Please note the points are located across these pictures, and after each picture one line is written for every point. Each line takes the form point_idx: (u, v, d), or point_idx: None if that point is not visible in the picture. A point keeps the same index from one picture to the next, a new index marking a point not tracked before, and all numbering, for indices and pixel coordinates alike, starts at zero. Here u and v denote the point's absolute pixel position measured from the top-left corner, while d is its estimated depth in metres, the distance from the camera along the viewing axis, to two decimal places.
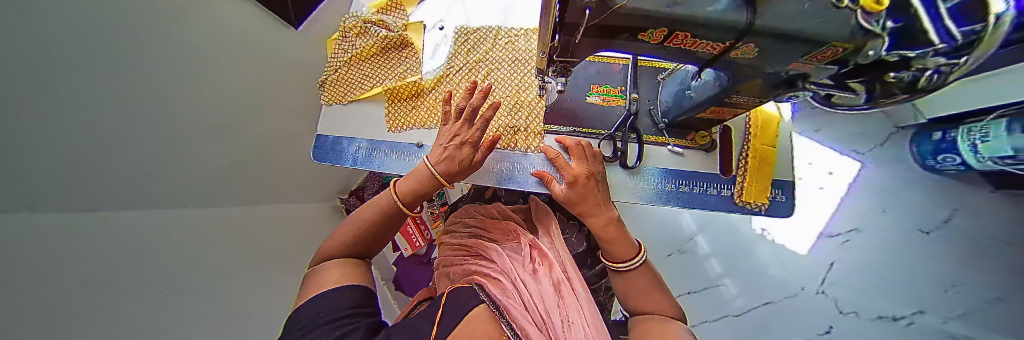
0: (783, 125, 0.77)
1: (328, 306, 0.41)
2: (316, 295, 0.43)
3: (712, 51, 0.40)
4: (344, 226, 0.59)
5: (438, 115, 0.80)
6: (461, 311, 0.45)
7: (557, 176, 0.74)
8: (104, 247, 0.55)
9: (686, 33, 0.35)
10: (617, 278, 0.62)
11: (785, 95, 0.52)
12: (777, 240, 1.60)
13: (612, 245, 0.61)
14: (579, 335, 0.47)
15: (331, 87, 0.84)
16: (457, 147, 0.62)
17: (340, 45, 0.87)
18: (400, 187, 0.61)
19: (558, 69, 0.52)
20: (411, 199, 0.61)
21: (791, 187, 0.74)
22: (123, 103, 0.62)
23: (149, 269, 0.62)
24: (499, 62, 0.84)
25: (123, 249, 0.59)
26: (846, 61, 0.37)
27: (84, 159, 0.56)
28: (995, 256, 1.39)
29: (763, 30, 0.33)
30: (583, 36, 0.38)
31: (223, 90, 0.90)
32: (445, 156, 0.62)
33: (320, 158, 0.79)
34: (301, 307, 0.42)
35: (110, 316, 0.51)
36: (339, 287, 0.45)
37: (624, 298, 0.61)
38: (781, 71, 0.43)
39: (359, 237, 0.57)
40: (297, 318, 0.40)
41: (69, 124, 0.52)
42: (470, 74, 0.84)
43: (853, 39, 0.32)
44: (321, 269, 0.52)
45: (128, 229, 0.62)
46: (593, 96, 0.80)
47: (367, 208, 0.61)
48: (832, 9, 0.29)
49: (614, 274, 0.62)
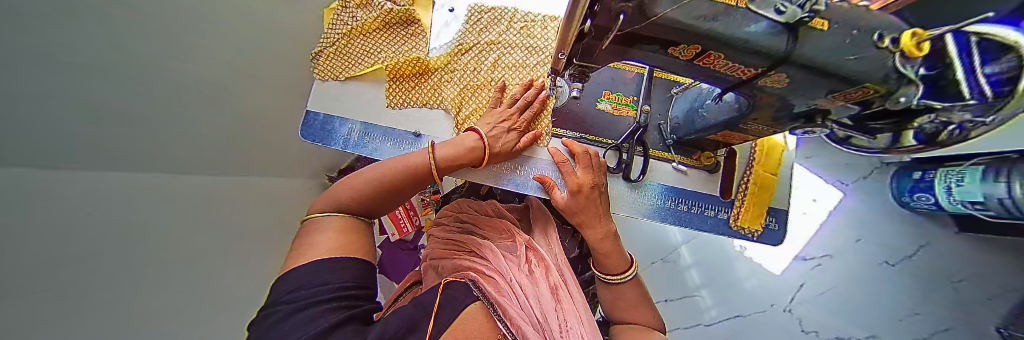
0: (786, 154, 0.77)
1: (326, 279, 0.34)
2: (310, 262, 0.36)
3: (741, 75, 0.38)
4: (367, 173, 0.54)
5: (444, 95, 0.77)
6: (459, 306, 0.44)
7: (558, 182, 0.72)
8: (65, 223, 0.50)
9: (720, 53, 0.33)
10: (602, 287, 0.62)
11: (800, 128, 0.51)
12: (754, 258, 1.65)
13: (607, 258, 0.61)
14: (575, 334, 0.50)
15: (328, 58, 0.78)
16: (507, 132, 0.67)
17: (339, 16, 0.81)
18: (437, 152, 0.59)
19: (575, 72, 0.49)
20: (447, 166, 0.60)
21: (785, 216, 0.75)
22: (72, 48, 0.54)
23: (114, 243, 0.57)
24: (512, 46, 0.81)
25: (86, 226, 0.54)
26: (872, 102, 0.35)
27: (35, 111, 0.49)
28: (944, 291, 1.50)
29: (799, 63, 0.32)
30: (611, 42, 0.35)
31: (211, 51, 0.83)
32: (492, 135, 0.64)
33: (307, 135, 0.73)
34: (289, 275, 0.35)
35: (67, 295, 0.47)
36: (338, 258, 0.38)
37: (608, 309, 0.61)
38: (803, 104, 0.41)
39: (377, 193, 0.52)
40: (284, 289, 0.33)
41: (17, 69, 0.45)
42: (480, 55, 0.80)
43: (887, 83, 0.30)
44: (321, 222, 0.45)
45: (90, 198, 0.57)
46: (604, 103, 0.77)
47: (391, 162, 0.56)
48: (875, 48, 0.28)
49: (602, 284, 0.62)
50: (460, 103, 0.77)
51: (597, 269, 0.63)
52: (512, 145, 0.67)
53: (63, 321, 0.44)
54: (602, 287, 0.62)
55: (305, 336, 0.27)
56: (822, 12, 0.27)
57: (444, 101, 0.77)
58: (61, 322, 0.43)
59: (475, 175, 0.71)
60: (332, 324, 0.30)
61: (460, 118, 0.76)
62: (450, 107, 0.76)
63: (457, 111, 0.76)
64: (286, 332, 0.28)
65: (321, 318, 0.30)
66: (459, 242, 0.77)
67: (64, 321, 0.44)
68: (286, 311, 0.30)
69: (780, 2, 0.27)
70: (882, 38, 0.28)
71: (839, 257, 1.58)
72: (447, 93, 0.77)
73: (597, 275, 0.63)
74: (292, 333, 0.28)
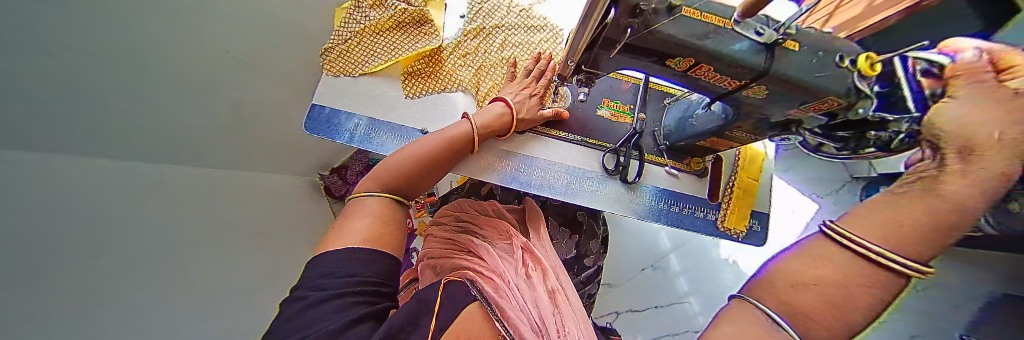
0: (767, 162, 0.84)
1: (353, 271, 0.38)
2: (343, 248, 0.41)
3: (728, 86, 0.42)
4: (409, 150, 0.59)
5: (460, 77, 0.81)
6: (459, 305, 0.43)
7: (571, 177, 0.76)
8: (17, 213, 0.46)
9: (710, 66, 0.37)
10: (860, 290, 0.18)
11: (778, 136, 0.57)
12: (739, 266, 1.72)
13: (937, 225, 0.18)
14: (574, 334, 0.54)
15: (340, 54, 0.79)
16: (527, 98, 0.73)
17: (352, 15, 0.83)
18: (474, 119, 0.67)
19: (582, 78, 0.52)
20: (483, 131, 0.67)
21: (767, 219, 0.80)
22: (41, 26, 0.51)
23: (80, 238, 0.54)
24: (515, 28, 0.87)
25: (38, 216, 0.49)
26: (837, 115, 0.40)
27: None
28: None
29: (779, 78, 0.36)
30: (618, 52, 0.39)
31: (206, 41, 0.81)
32: (516, 101, 0.71)
33: (311, 129, 0.72)
34: (324, 257, 0.40)
35: (22, 292, 0.42)
36: (372, 250, 0.42)
37: (815, 325, 0.18)
38: (779, 115, 0.47)
39: (417, 169, 0.57)
40: (321, 271, 0.38)
41: None
42: (488, 39, 0.86)
43: (851, 95, 0.35)
44: (365, 202, 0.50)
45: (40, 187, 0.52)
46: (603, 110, 0.82)
47: (423, 141, 0.61)
48: (838, 68, 0.35)
49: (881, 293, 0.18)
50: (477, 82, 0.81)
51: (895, 248, 0.18)
52: (535, 109, 0.74)
53: (17, 320, 0.39)
54: (864, 287, 0.18)
55: (327, 328, 0.32)
56: (792, 36, 0.34)
57: (461, 84, 0.81)
58: (20, 317, 0.40)
59: (480, 171, 0.73)
60: (352, 320, 0.34)
61: (481, 94, 0.81)
62: (469, 89, 0.81)
63: (477, 91, 0.81)
64: (317, 318, 0.33)
65: (344, 311, 0.34)
66: (457, 241, 0.78)
67: (25, 316, 0.41)
68: (318, 296, 0.35)
69: (758, 26, 0.34)
70: (843, 59, 0.35)
71: None
72: (463, 77, 0.82)
73: (874, 256, 0.18)
74: (321, 319, 0.33)
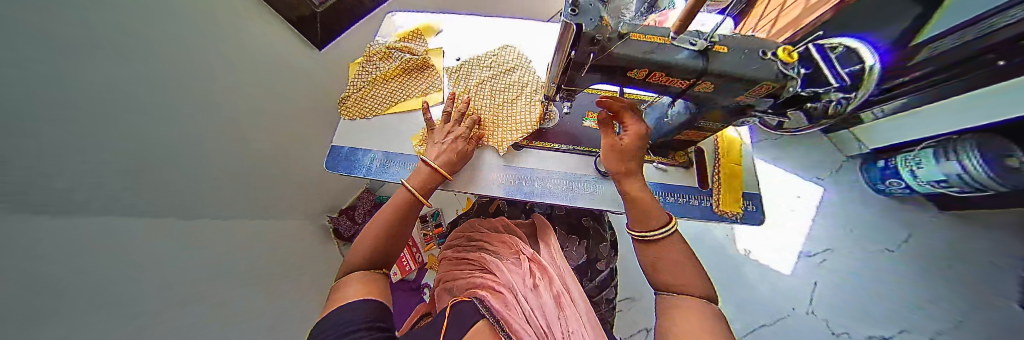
0: (745, 147, 0.91)
1: (350, 317, 0.41)
2: (337, 308, 0.44)
3: (681, 85, 0.50)
4: (364, 232, 0.61)
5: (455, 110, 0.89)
6: (465, 323, 0.44)
7: (561, 197, 0.80)
8: (64, 265, 0.51)
9: (661, 72, 0.46)
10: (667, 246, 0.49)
11: (740, 120, 0.65)
12: (761, 260, 1.67)
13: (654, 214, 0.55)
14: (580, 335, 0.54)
15: (355, 102, 0.91)
16: (455, 141, 0.76)
17: (365, 67, 0.98)
18: (411, 182, 0.69)
19: (565, 94, 0.61)
20: (425, 190, 0.70)
21: (760, 199, 0.84)
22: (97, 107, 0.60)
23: (105, 292, 0.57)
24: (499, 62, 0.98)
25: (80, 270, 0.54)
26: (778, 94, 0.48)
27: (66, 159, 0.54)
28: (944, 275, 1.51)
29: (718, 73, 0.45)
30: (587, 71, 0.49)
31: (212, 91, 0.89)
32: (444, 149, 0.74)
33: (330, 167, 0.81)
34: (324, 320, 0.43)
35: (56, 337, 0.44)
36: (365, 300, 0.46)
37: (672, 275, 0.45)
38: (732, 102, 0.54)
39: (384, 242, 0.60)
40: (324, 328, 0.40)
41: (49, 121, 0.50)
42: (480, 74, 0.95)
43: (777, 79, 0.44)
44: (350, 282, 0.52)
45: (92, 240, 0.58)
46: (589, 121, 0.92)
47: (381, 215, 0.64)
48: (760, 60, 0.44)
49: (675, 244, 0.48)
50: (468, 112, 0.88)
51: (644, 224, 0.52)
52: (465, 147, 0.77)
53: None
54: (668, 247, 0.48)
55: None
56: (717, 42, 0.44)
57: None
58: None
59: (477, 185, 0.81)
60: None
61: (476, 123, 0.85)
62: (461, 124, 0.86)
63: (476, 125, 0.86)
64: None
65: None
66: (470, 261, 0.81)
67: None
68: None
69: (690, 39, 0.43)
70: (764, 53, 0.45)
71: (839, 250, 1.63)
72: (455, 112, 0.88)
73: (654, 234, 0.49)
74: None
